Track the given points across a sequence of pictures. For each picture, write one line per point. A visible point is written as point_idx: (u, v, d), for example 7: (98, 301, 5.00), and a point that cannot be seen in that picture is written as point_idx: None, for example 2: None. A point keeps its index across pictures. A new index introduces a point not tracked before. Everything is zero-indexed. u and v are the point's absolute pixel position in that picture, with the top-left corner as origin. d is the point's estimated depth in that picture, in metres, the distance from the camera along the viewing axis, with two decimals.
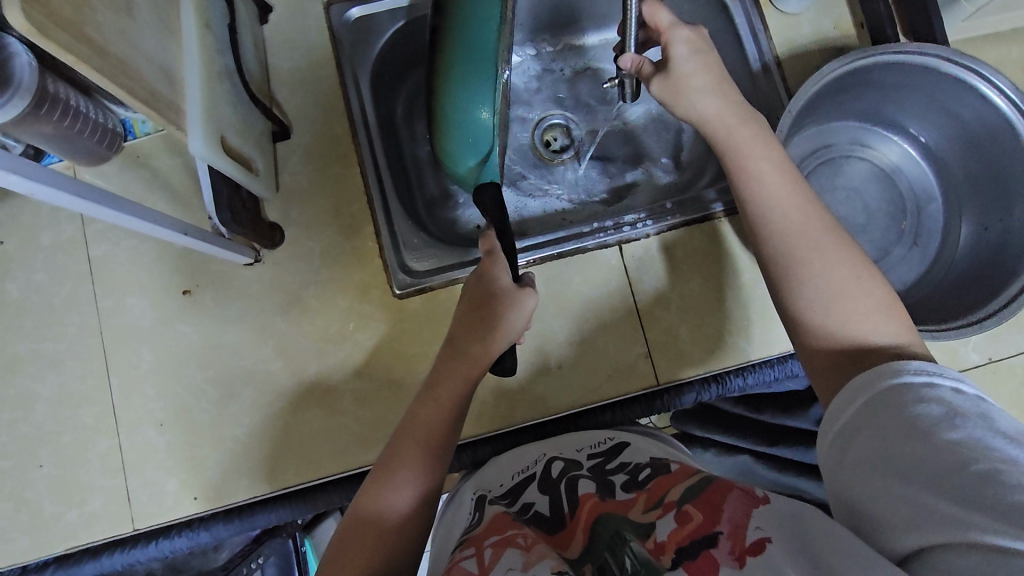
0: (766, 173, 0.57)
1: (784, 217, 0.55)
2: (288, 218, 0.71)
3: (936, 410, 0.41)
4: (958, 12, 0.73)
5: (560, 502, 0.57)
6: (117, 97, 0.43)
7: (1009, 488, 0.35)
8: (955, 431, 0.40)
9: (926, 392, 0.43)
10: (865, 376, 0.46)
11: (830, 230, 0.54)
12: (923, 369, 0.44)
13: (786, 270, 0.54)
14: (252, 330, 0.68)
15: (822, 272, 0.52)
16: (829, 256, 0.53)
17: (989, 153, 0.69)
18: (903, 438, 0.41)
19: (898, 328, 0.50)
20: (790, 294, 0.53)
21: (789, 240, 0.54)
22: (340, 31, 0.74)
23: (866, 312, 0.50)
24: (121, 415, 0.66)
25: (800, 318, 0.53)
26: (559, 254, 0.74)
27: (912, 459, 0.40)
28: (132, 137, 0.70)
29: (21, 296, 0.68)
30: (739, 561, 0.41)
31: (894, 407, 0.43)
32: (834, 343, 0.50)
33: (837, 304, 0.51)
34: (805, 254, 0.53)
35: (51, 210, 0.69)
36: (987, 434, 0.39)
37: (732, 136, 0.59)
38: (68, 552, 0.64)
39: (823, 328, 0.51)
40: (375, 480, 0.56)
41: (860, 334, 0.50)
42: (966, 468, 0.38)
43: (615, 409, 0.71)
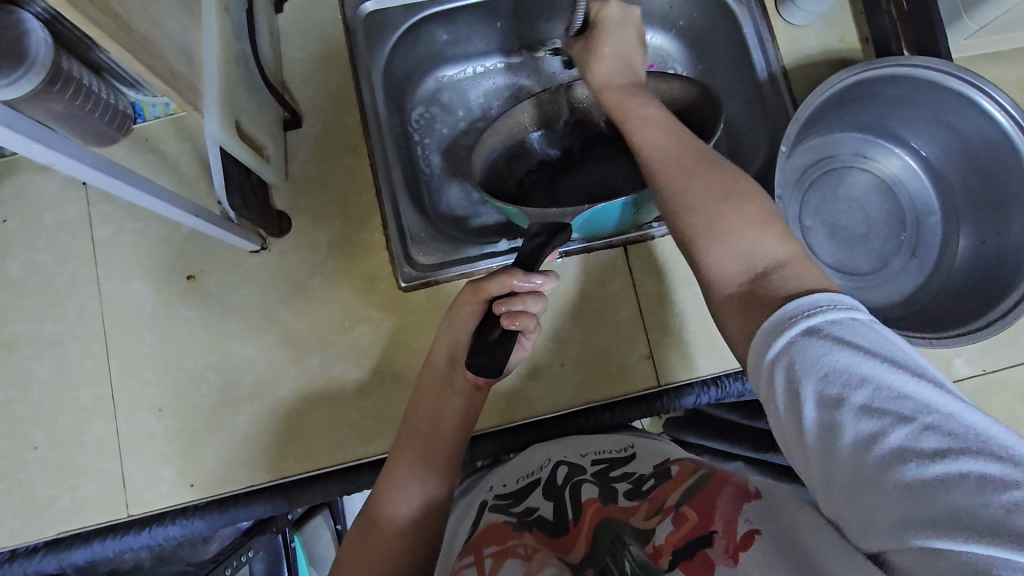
0: (647, 117, 0.58)
1: (657, 152, 0.55)
2: (296, 208, 0.71)
3: (840, 360, 0.39)
4: (962, 30, 0.74)
5: (563, 508, 0.57)
6: (138, 73, 0.43)
7: (925, 459, 0.34)
8: (867, 383, 0.38)
9: (825, 337, 0.40)
10: (770, 325, 0.43)
11: (697, 153, 0.54)
12: (818, 306, 0.42)
13: (669, 206, 0.53)
14: (256, 318, 0.68)
15: (704, 205, 0.51)
16: (705, 182, 0.52)
17: (988, 168, 0.71)
18: (818, 406, 0.39)
19: (779, 238, 0.48)
20: (679, 225, 0.52)
21: (664, 170, 0.54)
22: (353, 23, 0.74)
23: (750, 227, 0.49)
24: (118, 399, 0.65)
25: (694, 256, 0.51)
26: (564, 251, 0.74)
27: (828, 430, 0.38)
28: (141, 120, 0.69)
29: (22, 275, 0.67)
30: (734, 559, 0.42)
31: (796, 367, 0.41)
32: (727, 278, 0.49)
33: (719, 226, 0.50)
34: (678, 181, 0.53)
35: (56, 190, 0.69)
36: (894, 378, 0.38)
37: (618, 96, 0.61)
38: (59, 537, 0.63)
39: (710, 260, 0.50)
40: (380, 488, 0.59)
41: (741, 256, 0.48)
42: (896, 434, 0.36)
43: (615, 410, 0.71)
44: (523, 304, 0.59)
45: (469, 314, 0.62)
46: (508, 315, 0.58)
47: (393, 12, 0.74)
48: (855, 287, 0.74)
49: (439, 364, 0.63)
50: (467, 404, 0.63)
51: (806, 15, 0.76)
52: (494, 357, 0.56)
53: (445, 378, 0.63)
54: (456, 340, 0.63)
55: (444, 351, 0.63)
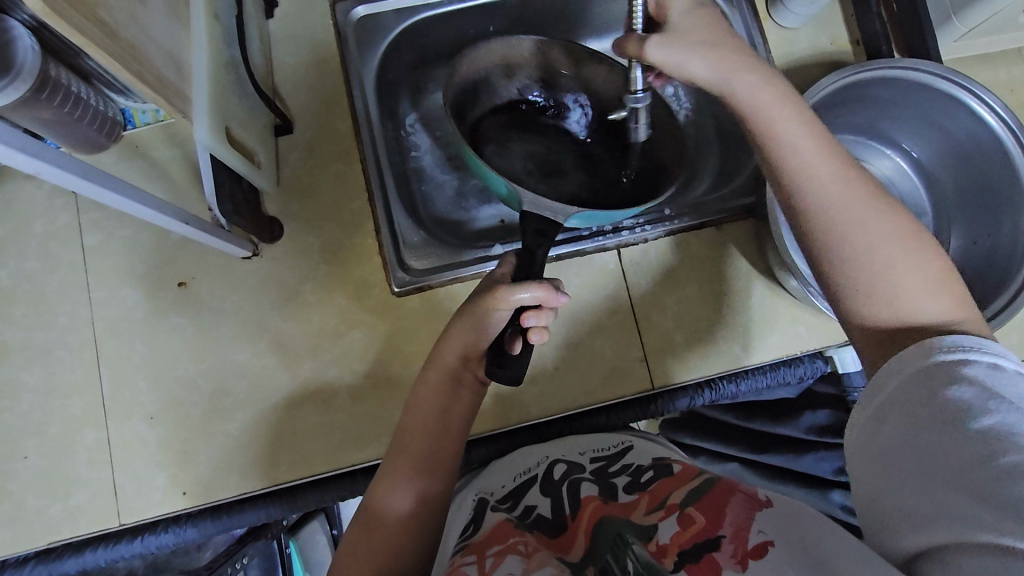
0: (795, 133, 0.53)
1: (828, 186, 0.51)
2: (288, 213, 0.70)
3: (968, 394, 0.41)
4: (951, 33, 0.75)
5: (562, 505, 0.58)
6: (126, 81, 0.42)
7: (1021, 485, 0.36)
8: (987, 418, 0.40)
9: (958, 370, 0.42)
10: (912, 352, 0.45)
11: (875, 194, 0.51)
12: (960, 345, 0.43)
13: (823, 250, 0.51)
14: (249, 324, 0.68)
15: (867, 253, 0.49)
16: (877, 232, 0.49)
17: (979, 169, 0.71)
18: (933, 427, 0.41)
19: (952, 301, 0.48)
20: (831, 271, 0.51)
21: (833, 211, 0.51)
22: (345, 28, 0.74)
23: (921, 284, 0.48)
24: (110, 407, 0.65)
25: (844, 300, 0.50)
26: (557, 255, 0.74)
27: (936, 447, 0.41)
28: (131, 127, 0.69)
29: (11, 284, 0.67)
30: (742, 565, 0.42)
31: (929, 389, 0.42)
32: (881, 324, 0.48)
33: (887, 276, 0.48)
34: (843, 226, 0.50)
35: (45, 197, 0.68)
36: (1021, 420, 0.39)
37: (753, 98, 0.54)
38: (50, 546, 0.63)
39: (867, 309, 0.49)
40: (380, 478, 0.59)
41: (907, 311, 0.47)
42: (994, 460, 0.38)
43: (609, 412, 0.71)
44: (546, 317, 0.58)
45: (481, 315, 0.58)
46: (535, 329, 0.57)
47: (384, 17, 0.74)
48: None
49: (449, 363, 0.61)
50: (473, 400, 0.63)
51: (798, 18, 0.76)
52: (513, 370, 0.57)
53: (452, 377, 0.61)
54: (472, 338, 0.60)
55: (458, 348, 0.61)
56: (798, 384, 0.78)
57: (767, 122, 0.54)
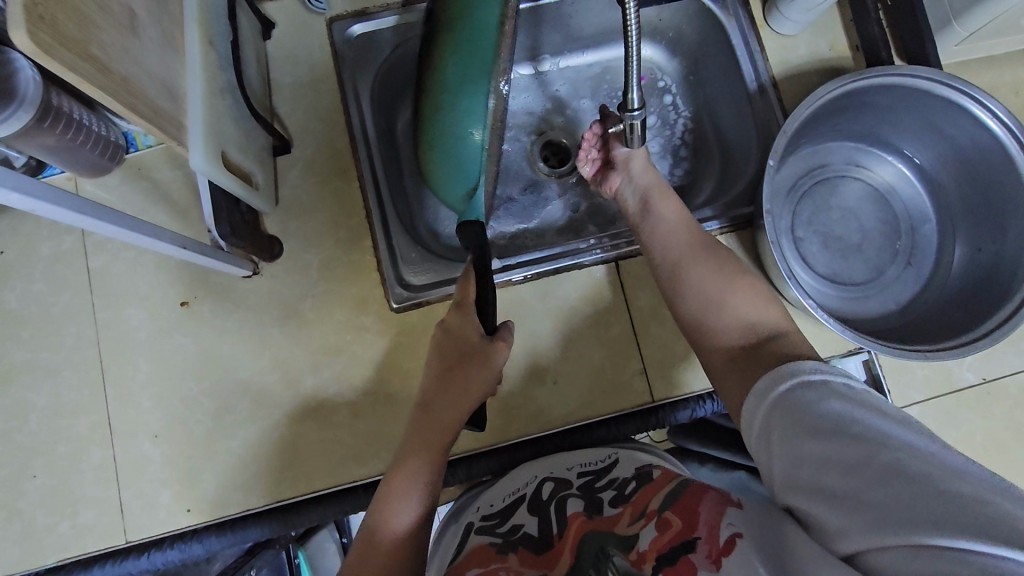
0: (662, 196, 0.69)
1: (674, 239, 0.65)
2: (288, 231, 0.71)
3: (836, 407, 0.43)
4: (952, 37, 0.74)
5: (549, 525, 0.57)
6: (120, 113, 0.43)
7: (908, 474, 0.37)
8: (856, 423, 0.42)
9: (823, 388, 0.45)
10: (769, 378, 0.49)
11: (712, 244, 0.64)
12: (820, 369, 0.47)
13: (682, 290, 0.62)
14: (250, 342, 0.69)
15: (711, 288, 0.61)
16: (713, 272, 0.62)
17: (983, 175, 0.70)
18: (817, 436, 0.43)
19: (778, 317, 0.58)
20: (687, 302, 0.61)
21: (678, 258, 0.63)
22: (341, 46, 0.75)
23: (750, 303, 0.59)
24: (116, 426, 0.66)
25: (698, 333, 0.60)
26: (555, 269, 0.74)
27: (823, 457, 0.42)
28: (133, 150, 0.70)
29: (20, 306, 0.68)
30: (716, 564, 0.42)
31: (799, 408, 0.45)
32: (729, 343, 0.57)
33: (724, 303, 0.59)
34: (695, 271, 0.62)
35: (51, 221, 0.70)
36: (886, 423, 0.41)
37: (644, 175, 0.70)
38: (59, 564, 0.64)
39: (716, 332, 0.58)
40: (382, 497, 0.58)
41: (745, 325, 0.58)
42: (877, 457, 0.39)
43: (610, 426, 0.70)
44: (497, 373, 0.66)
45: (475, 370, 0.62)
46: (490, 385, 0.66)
47: (380, 35, 0.75)
48: (848, 299, 0.74)
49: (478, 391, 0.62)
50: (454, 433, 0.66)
51: (794, 25, 0.76)
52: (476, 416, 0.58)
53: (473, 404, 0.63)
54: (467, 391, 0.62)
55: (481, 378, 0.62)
56: None
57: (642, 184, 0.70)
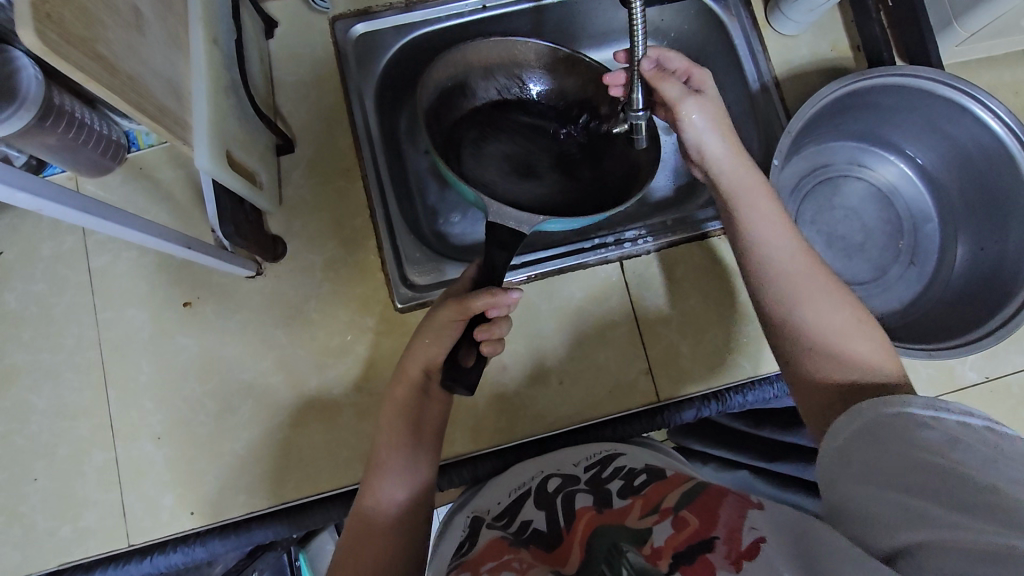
0: (771, 214, 0.59)
1: (792, 260, 0.57)
2: (291, 231, 0.71)
3: (931, 436, 0.42)
4: (953, 38, 0.74)
5: (556, 517, 0.58)
6: (125, 112, 0.43)
7: (998, 512, 0.36)
8: (956, 456, 0.40)
9: (929, 418, 0.44)
10: (872, 402, 0.47)
11: (826, 272, 0.57)
12: (931, 402, 0.44)
13: (782, 314, 0.56)
14: (254, 343, 0.68)
15: (820, 318, 0.54)
16: (831, 304, 0.55)
17: (985, 175, 0.70)
18: (908, 459, 0.42)
19: (893, 368, 0.52)
20: (790, 331, 0.55)
21: (793, 282, 0.56)
22: (344, 45, 0.74)
23: (862, 344, 0.53)
24: (117, 428, 0.65)
25: (804, 365, 0.54)
26: (559, 269, 0.74)
27: (901, 484, 0.42)
28: (135, 149, 0.70)
29: (20, 306, 0.67)
30: (736, 565, 0.41)
31: (887, 431, 0.45)
32: (836, 384, 0.52)
33: (836, 341, 0.53)
34: (804, 295, 0.55)
35: (51, 221, 0.69)
36: (992, 461, 0.39)
37: (737, 175, 0.60)
38: (60, 568, 0.63)
39: (824, 367, 0.53)
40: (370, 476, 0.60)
41: (858, 371, 0.52)
42: (966, 491, 0.38)
43: (615, 426, 0.71)
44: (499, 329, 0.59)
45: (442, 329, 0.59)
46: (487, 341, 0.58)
47: (383, 34, 0.75)
48: None
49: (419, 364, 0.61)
50: (442, 407, 0.63)
51: (796, 25, 0.76)
52: (464, 380, 0.57)
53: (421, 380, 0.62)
54: (434, 354, 0.60)
55: (418, 363, 0.61)
56: None
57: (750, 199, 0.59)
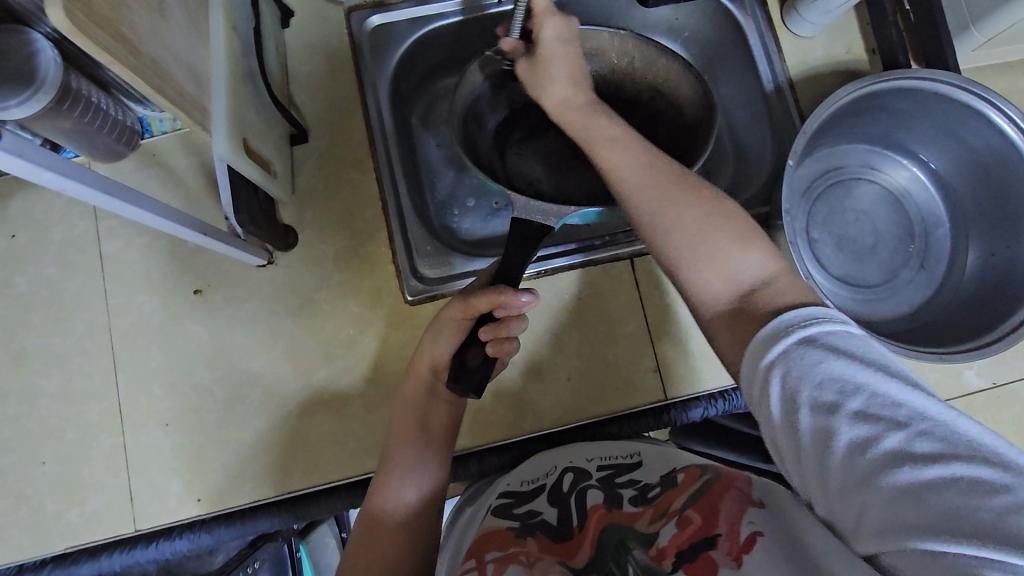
0: (615, 140, 0.56)
1: (638, 175, 0.55)
2: (303, 221, 0.71)
3: (838, 367, 0.41)
4: (970, 42, 0.74)
5: (569, 516, 0.58)
6: (147, 95, 0.43)
7: (920, 461, 0.36)
8: (860, 395, 0.40)
9: (824, 347, 0.42)
10: (763, 334, 0.45)
11: (677, 176, 0.54)
12: (814, 316, 0.44)
13: (649, 232, 0.54)
14: (263, 331, 0.68)
15: (672, 226, 0.52)
16: (685, 208, 0.53)
17: (998, 180, 0.70)
18: (822, 408, 0.41)
19: (765, 256, 0.51)
20: (660, 248, 0.54)
21: (651, 196, 0.53)
22: (359, 36, 0.74)
23: (731, 249, 0.51)
24: (126, 413, 0.66)
25: (678, 276, 0.53)
26: (570, 265, 0.74)
27: (828, 432, 0.40)
28: (149, 135, 0.70)
29: (30, 290, 0.68)
30: (738, 561, 0.43)
31: (793, 372, 0.42)
32: (720, 300, 0.50)
33: (706, 252, 0.51)
34: (649, 206, 0.53)
35: (63, 205, 0.69)
36: (890, 387, 0.40)
37: (582, 110, 0.58)
38: (66, 551, 0.63)
39: (696, 280, 0.52)
40: (379, 480, 0.60)
41: (728, 271, 0.50)
42: (884, 441, 0.38)
43: (622, 423, 0.71)
44: (506, 330, 0.58)
45: (443, 327, 0.61)
46: (491, 341, 0.58)
47: (399, 26, 0.75)
48: (862, 300, 0.74)
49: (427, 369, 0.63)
50: (453, 409, 0.64)
51: (812, 26, 0.76)
52: (471, 383, 0.58)
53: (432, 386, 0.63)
54: (439, 354, 0.62)
55: (426, 361, 0.63)
56: None
57: (593, 133, 0.57)
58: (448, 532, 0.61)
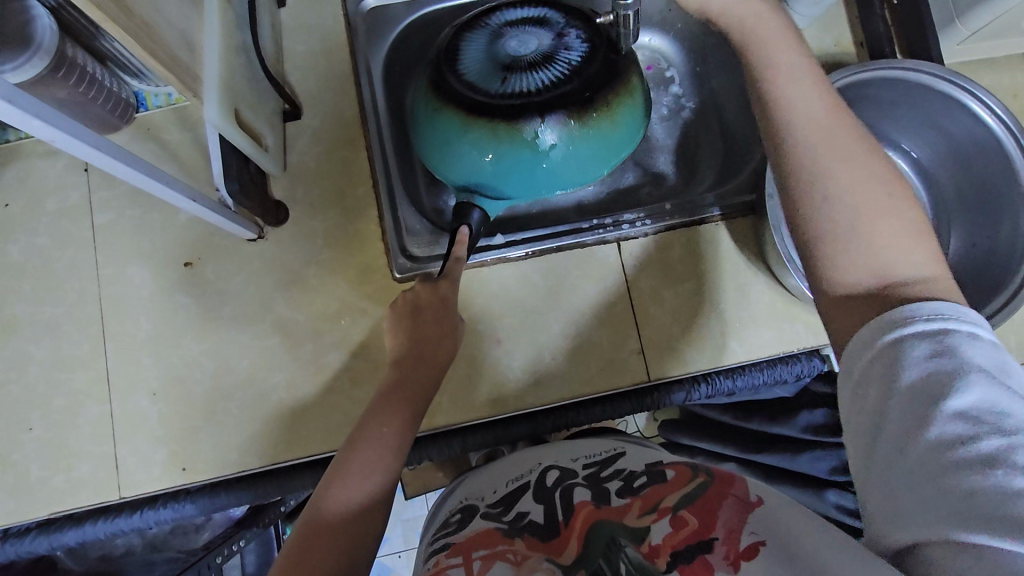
0: (797, 83, 0.52)
1: (809, 134, 0.50)
2: (294, 198, 0.72)
3: (949, 365, 0.39)
4: (955, 36, 0.75)
5: (554, 510, 0.57)
6: (140, 57, 0.44)
7: (1010, 471, 0.34)
8: (965, 395, 0.38)
9: (937, 342, 0.40)
10: (878, 322, 0.43)
11: (863, 141, 0.50)
12: (940, 313, 0.41)
13: (809, 195, 0.49)
14: (252, 305, 0.69)
15: (852, 194, 0.47)
16: (858, 176, 0.48)
17: (979, 172, 0.71)
18: (917, 400, 0.39)
19: (929, 257, 0.46)
20: (820, 218, 0.48)
21: (816, 149, 0.49)
22: (355, 18, 0.75)
23: (895, 237, 0.46)
24: (114, 382, 0.66)
25: (821, 251, 0.48)
26: (558, 247, 0.75)
27: (916, 427, 0.38)
28: (143, 109, 0.70)
29: (23, 258, 0.68)
30: (734, 566, 0.41)
31: (899, 363, 0.40)
32: (854, 281, 0.46)
33: (861, 227, 0.46)
34: (836, 166, 0.48)
35: (58, 175, 0.70)
36: (999, 396, 0.37)
37: (753, 33, 0.53)
38: (51, 517, 0.64)
39: (846, 265, 0.46)
40: (337, 470, 0.52)
41: (884, 261, 0.45)
42: (973, 444, 0.36)
43: (605, 404, 0.72)
44: None
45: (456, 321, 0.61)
46: None
47: (395, 9, 0.76)
48: None
49: (444, 358, 0.60)
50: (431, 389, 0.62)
51: (801, 19, 0.77)
52: None
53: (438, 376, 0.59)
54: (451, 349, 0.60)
55: (444, 343, 0.60)
56: (799, 383, 0.78)
57: (779, 77, 0.52)
58: (426, 539, 0.62)
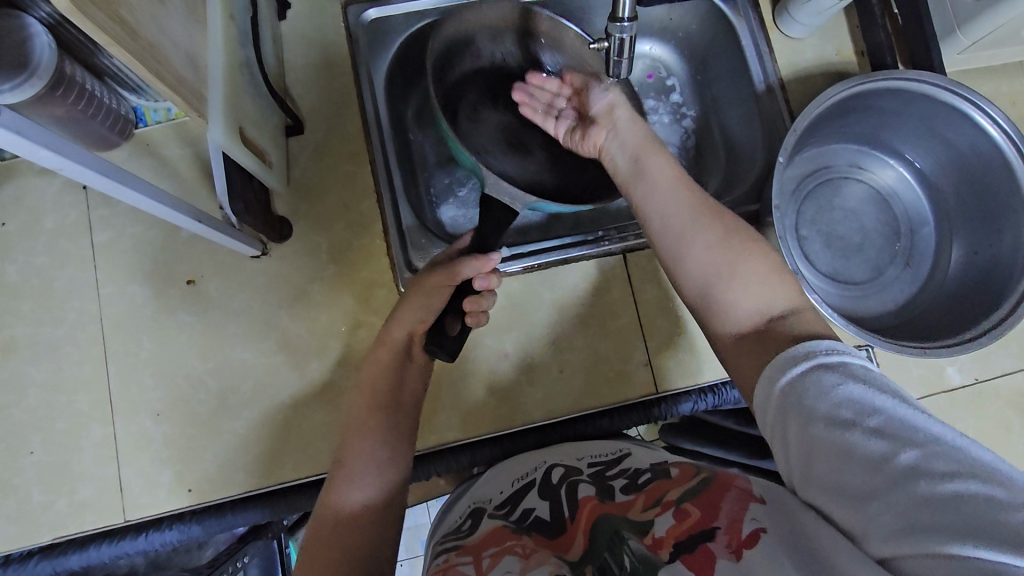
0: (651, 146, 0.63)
1: (667, 192, 0.58)
2: (297, 213, 0.71)
3: (854, 392, 0.42)
4: (955, 46, 0.76)
5: (561, 507, 0.57)
6: (147, 80, 0.43)
7: (939, 478, 0.36)
8: (875, 416, 0.40)
9: (838, 373, 0.43)
10: (776, 365, 0.46)
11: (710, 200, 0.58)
12: (831, 349, 0.45)
13: (683, 264, 0.56)
14: (257, 322, 0.68)
15: (716, 257, 0.54)
16: (720, 238, 0.55)
17: (980, 180, 0.72)
18: (835, 427, 0.41)
19: (792, 291, 0.52)
20: (697, 282, 0.55)
21: (679, 214, 0.57)
22: (356, 30, 0.74)
23: (761, 280, 0.52)
24: (116, 403, 0.65)
25: (708, 309, 0.54)
26: (564, 260, 0.75)
27: (843, 452, 0.40)
28: (142, 125, 0.69)
29: (20, 278, 0.67)
30: (736, 554, 0.40)
31: (808, 397, 0.43)
32: (742, 325, 0.51)
33: (733, 279, 0.53)
34: (698, 233, 0.55)
35: (55, 194, 0.69)
36: (903, 412, 0.40)
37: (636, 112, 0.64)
38: (54, 542, 0.63)
39: (727, 314, 0.52)
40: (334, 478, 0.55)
41: (755, 309, 0.51)
42: (896, 458, 0.38)
43: (614, 416, 0.71)
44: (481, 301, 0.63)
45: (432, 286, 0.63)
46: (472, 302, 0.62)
47: (396, 21, 0.75)
48: (849, 297, 0.76)
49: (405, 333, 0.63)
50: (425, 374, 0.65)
51: (802, 28, 0.77)
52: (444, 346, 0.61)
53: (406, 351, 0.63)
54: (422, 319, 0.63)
55: (403, 328, 0.64)
56: None
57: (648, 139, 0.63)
58: (432, 540, 0.60)
